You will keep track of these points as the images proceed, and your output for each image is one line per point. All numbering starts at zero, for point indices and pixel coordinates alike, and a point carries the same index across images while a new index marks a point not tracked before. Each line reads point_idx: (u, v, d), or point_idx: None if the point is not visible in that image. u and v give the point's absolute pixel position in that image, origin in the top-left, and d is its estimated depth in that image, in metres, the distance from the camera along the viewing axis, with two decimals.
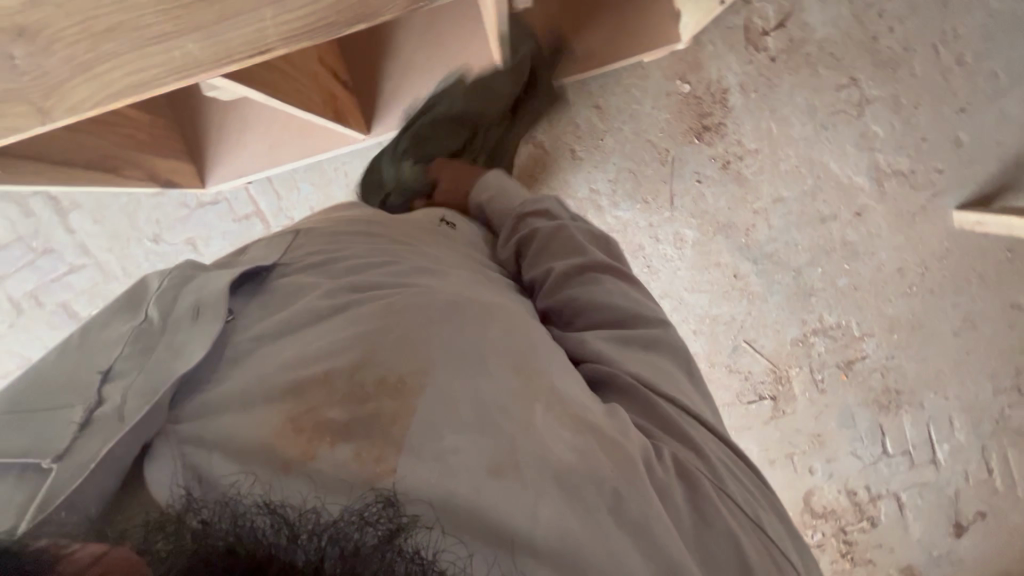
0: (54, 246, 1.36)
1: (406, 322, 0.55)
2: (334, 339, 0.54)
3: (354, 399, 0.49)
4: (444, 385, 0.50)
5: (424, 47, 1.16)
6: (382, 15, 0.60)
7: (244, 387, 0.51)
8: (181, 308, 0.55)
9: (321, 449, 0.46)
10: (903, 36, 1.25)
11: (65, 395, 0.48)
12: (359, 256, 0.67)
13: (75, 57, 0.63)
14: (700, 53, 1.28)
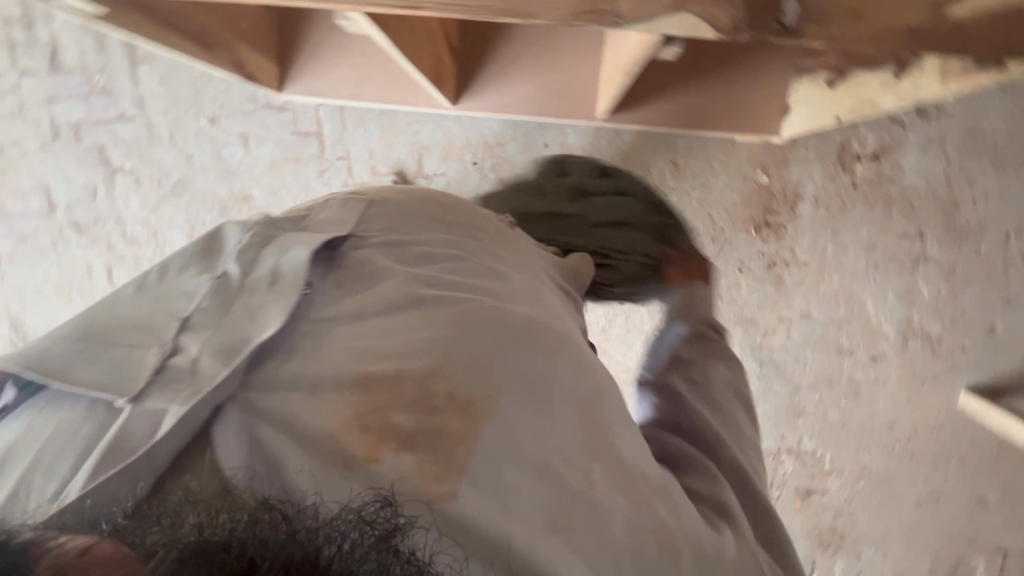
0: (113, 88, 1.35)
1: (480, 341, 0.55)
2: (408, 338, 0.54)
3: (421, 408, 0.49)
4: (513, 421, 0.51)
5: (541, 44, 1.14)
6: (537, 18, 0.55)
7: (317, 372, 0.50)
8: (259, 273, 0.56)
9: (384, 453, 0.46)
10: (984, 214, 1.25)
11: (141, 338, 0.51)
12: (433, 244, 0.65)
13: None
14: (791, 152, 1.27)
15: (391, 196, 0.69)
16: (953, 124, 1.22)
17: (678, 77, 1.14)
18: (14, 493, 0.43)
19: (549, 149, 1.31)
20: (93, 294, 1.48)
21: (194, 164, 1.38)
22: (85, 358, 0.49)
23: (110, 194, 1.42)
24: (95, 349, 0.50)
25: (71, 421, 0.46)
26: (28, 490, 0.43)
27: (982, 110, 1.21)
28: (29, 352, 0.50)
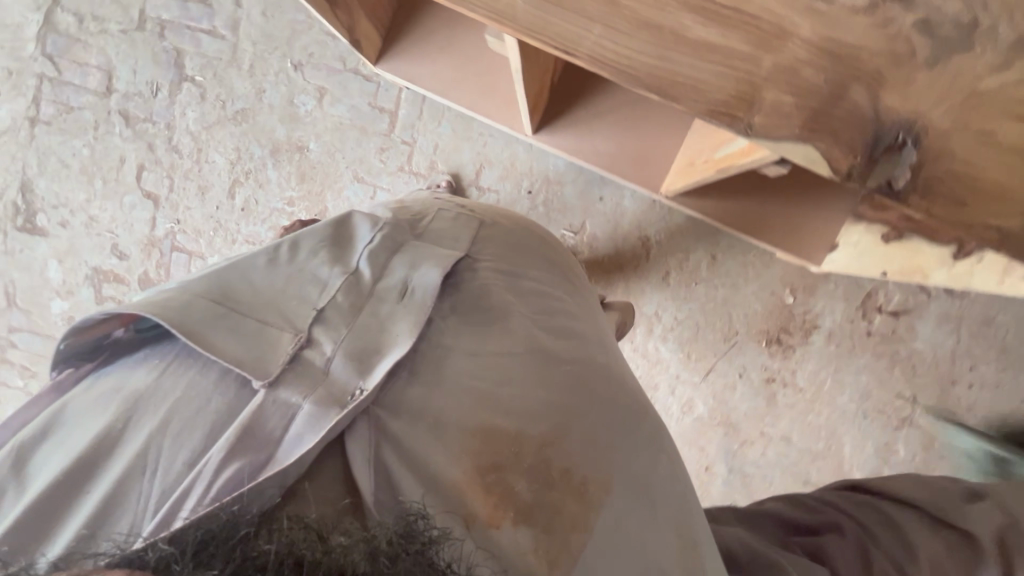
0: (213, 3, 1.36)
1: (595, 423, 0.61)
2: (530, 392, 0.60)
3: (541, 481, 0.56)
4: (616, 519, 0.56)
5: (634, 110, 1.17)
6: (680, 105, 0.57)
7: (443, 408, 0.57)
8: (391, 282, 0.64)
9: (503, 523, 0.53)
10: (976, 400, 1.31)
11: (278, 315, 0.59)
12: (540, 293, 0.72)
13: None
14: (821, 283, 1.33)
15: (499, 228, 0.78)
16: (972, 310, 1.29)
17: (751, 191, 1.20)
18: (145, 451, 0.50)
19: (603, 203, 1.35)
20: (116, 185, 1.46)
21: (263, 100, 1.38)
22: (223, 323, 0.56)
23: (170, 99, 1.41)
24: (236, 318, 0.57)
25: (206, 383, 0.54)
26: (159, 455, 0.50)
27: (1001, 305, 1.27)
28: (167, 304, 0.56)
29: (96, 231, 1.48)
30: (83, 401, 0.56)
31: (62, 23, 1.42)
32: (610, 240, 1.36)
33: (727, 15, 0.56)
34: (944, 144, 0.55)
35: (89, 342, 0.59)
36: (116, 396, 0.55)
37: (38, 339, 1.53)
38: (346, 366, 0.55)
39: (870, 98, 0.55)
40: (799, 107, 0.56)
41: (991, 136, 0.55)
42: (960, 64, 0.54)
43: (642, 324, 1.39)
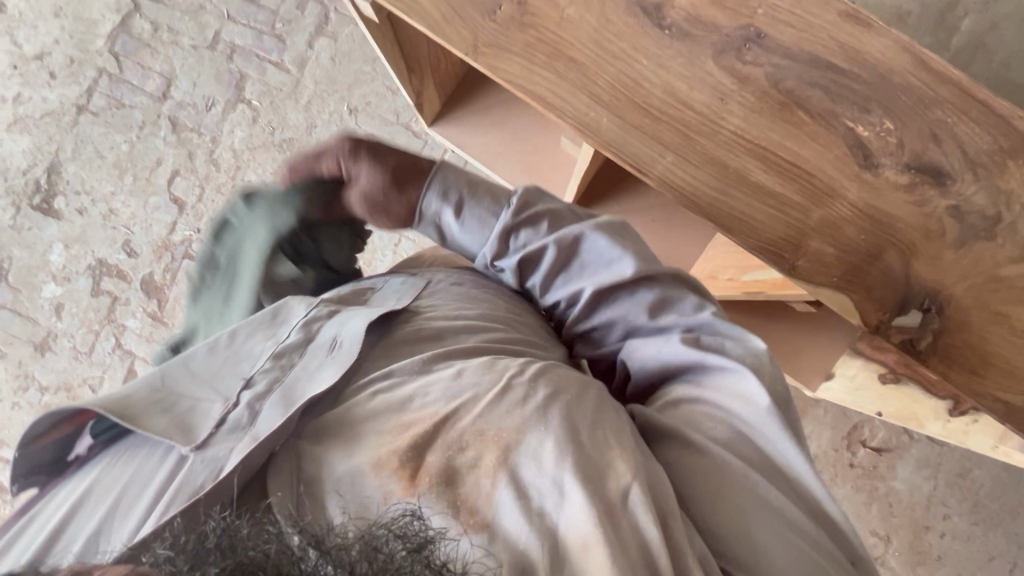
0: (287, 40, 1.44)
1: (512, 390, 0.49)
2: (443, 379, 0.50)
3: (452, 445, 0.46)
4: (528, 462, 0.45)
5: (660, 215, 1.25)
6: (731, 235, 0.64)
7: (347, 419, 0.50)
8: (323, 338, 0.57)
9: (420, 485, 0.44)
10: (948, 551, 1.32)
11: (210, 393, 0.53)
12: (497, 314, 0.63)
13: (513, 29, 0.66)
14: (809, 407, 1.37)
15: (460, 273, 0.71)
16: (950, 459, 1.33)
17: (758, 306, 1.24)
18: (97, 533, 0.47)
19: None
20: (146, 185, 1.47)
21: (312, 133, 1.44)
22: (156, 407, 0.52)
23: (222, 115, 1.46)
24: (167, 400, 0.53)
25: (156, 462, 0.49)
26: (109, 536, 0.47)
27: (978, 460, 1.32)
28: (103, 398, 0.52)
29: (112, 224, 1.47)
30: (42, 514, 0.51)
31: (137, 28, 1.49)
32: None
33: (784, 164, 0.63)
34: (962, 315, 0.61)
35: (50, 453, 0.55)
36: (68, 498, 0.50)
37: (18, 320, 1.47)
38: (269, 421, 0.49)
39: (901, 263, 0.61)
40: (840, 256, 0.62)
41: (999, 316, 0.61)
42: (982, 249, 0.61)
43: None
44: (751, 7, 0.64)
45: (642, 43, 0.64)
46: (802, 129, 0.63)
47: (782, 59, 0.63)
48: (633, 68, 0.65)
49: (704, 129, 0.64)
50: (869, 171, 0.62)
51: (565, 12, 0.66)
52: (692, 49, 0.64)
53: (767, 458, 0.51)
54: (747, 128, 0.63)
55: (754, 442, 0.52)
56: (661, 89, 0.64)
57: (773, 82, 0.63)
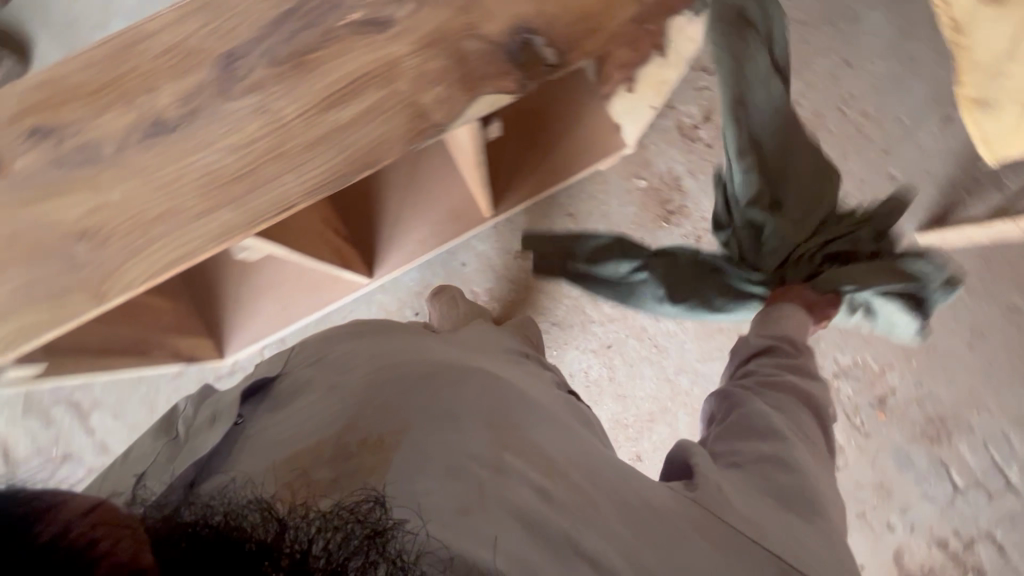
0: (73, 450, 1.35)
1: (382, 395, 0.62)
2: (321, 416, 0.61)
3: (340, 458, 0.55)
4: (417, 439, 0.57)
5: (411, 196, 1.29)
6: (387, 159, 0.66)
7: (249, 466, 0.57)
8: (201, 419, 0.70)
9: (318, 496, 0.51)
10: (811, 107, 1.48)
11: (120, 489, 0.63)
12: (351, 348, 0.75)
13: (103, 250, 0.64)
14: (646, 153, 1.46)
15: (313, 339, 0.82)
16: None
17: (529, 147, 1.32)
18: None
19: (469, 265, 1.44)
20: None
21: None
22: None
23: None
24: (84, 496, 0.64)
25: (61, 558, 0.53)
26: None
27: None
28: None
29: None
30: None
31: None
32: (500, 280, 1.44)
33: (358, 80, 0.66)
34: (545, 14, 0.67)
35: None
36: None
37: None
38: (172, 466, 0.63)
39: (477, 38, 0.67)
40: (448, 86, 0.66)
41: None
42: None
43: (586, 302, 1.44)
44: (205, 48, 0.67)
45: (177, 150, 0.65)
46: (327, 60, 0.67)
47: (262, 44, 0.67)
48: (194, 167, 0.65)
49: (280, 136, 0.65)
50: (391, 27, 0.67)
51: (115, 198, 0.64)
52: (210, 111, 0.65)
53: (791, 499, 0.65)
54: (301, 101, 0.66)
55: (781, 472, 0.68)
56: (230, 155, 0.65)
57: (277, 60, 0.66)
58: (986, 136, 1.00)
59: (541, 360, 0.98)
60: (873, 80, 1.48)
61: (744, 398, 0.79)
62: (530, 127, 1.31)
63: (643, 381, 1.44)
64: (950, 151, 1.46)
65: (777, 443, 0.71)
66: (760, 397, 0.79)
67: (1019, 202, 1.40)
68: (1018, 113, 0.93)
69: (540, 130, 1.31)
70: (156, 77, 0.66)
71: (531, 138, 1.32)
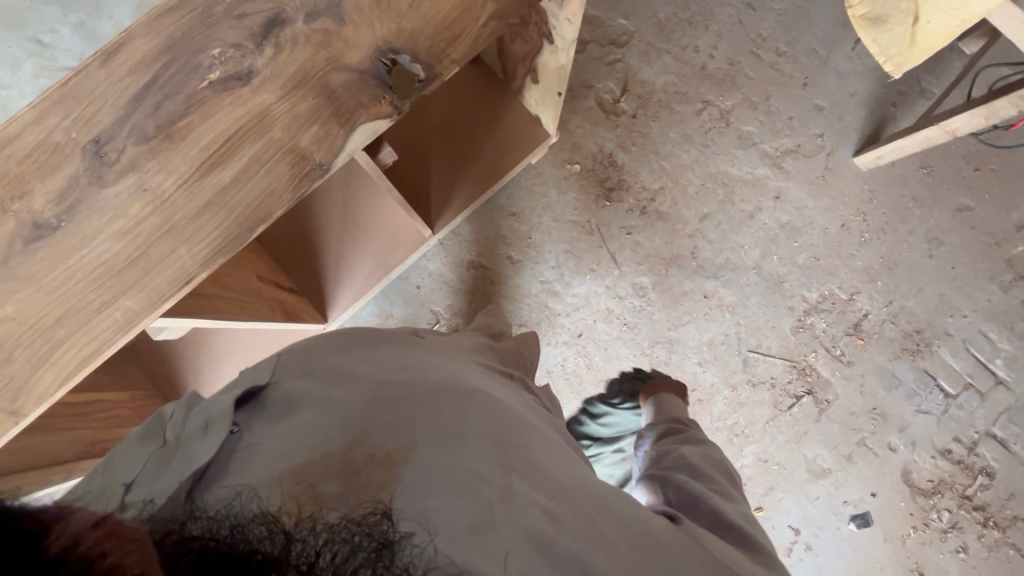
0: None
1: (388, 410, 0.56)
2: (324, 429, 0.54)
3: (348, 473, 0.50)
4: (427, 457, 0.52)
5: (347, 232, 1.27)
6: (278, 211, 0.65)
7: (250, 477, 0.50)
8: (190, 429, 0.57)
9: (323, 509, 0.46)
10: (725, 56, 1.48)
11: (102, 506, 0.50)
12: (346, 357, 0.66)
13: (8, 366, 0.62)
14: (574, 137, 1.46)
15: (297, 348, 0.69)
16: (647, 33, 1.48)
17: (455, 158, 1.30)
18: None
19: (424, 286, 1.43)
20: None
21: None
22: None
23: None
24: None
25: None
26: None
27: (652, 10, 1.48)
28: None
29: None
30: None
31: None
32: (458, 293, 1.43)
33: (235, 135, 0.65)
34: (406, 33, 0.67)
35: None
36: None
37: None
38: (166, 484, 0.50)
39: (341, 69, 0.66)
40: (323, 123, 0.65)
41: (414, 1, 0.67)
42: None
43: (547, 296, 1.43)
44: (71, 138, 0.65)
45: (65, 248, 0.63)
46: (198, 123, 0.65)
47: (127, 123, 0.65)
48: (85, 261, 0.63)
49: (166, 211, 0.64)
50: (254, 77, 0.66)
51: (9, 312, 0.62)
52: (89, 202, 0.64)
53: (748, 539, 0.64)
54: (178, 171, 0.64)
55: (737, 519, 0.67)
56: (119, 242, 0.63)
57: (146, 135, 0.65)
58: (883, 51, 0.99)
59: (527, 383, 0.86)
60: (778, 16, 1.48)
61: (667, 475, 0.78)
62: (449, 138, 1.31)
63: (621, 361, 1.43)
64: (867, 70, 1.47)
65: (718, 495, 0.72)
66: (682, 465, 0.80)
67: (943, 104, 1.42)
68: (903, 19, 0.94)
69: (460, 139, 1.31)
70: (27, 179, 0.64)
71: (454, 150, 1.31)
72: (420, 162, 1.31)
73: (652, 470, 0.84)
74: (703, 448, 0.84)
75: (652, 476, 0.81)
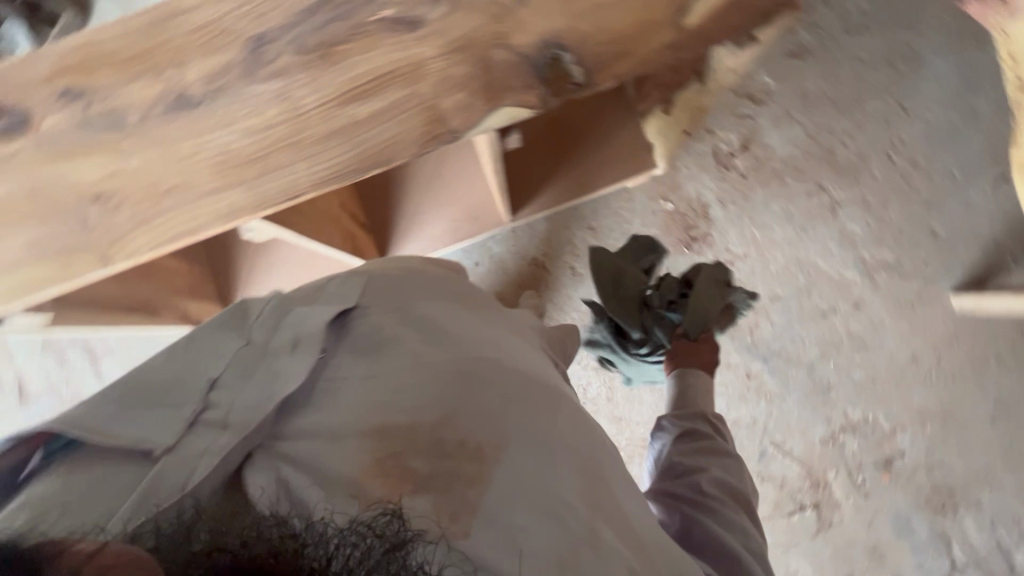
0: (83, 391, 1.39)
1: (482, 394, 0.58)
2: (415, 393, 0.56)
3: (435, 453, 0.53)
4: (516, 467, 0.53)
5: (431, 192, 1.28)
6: (397, 160, 0.66)
7: (335, 422, 0.54)
8: (281, 339, 0.60)
9: (403, 495, 0.50)
10: (858, 149, 1.41)
11: (191, 398, 0.55)
12: (437, 311, 0.67)
13: (113, 216, 0.65)
14: (677, 175, 1.43)
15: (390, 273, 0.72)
16: (787, 99, 1.42)
17: (555, 156, 1.30)
18: None
19: (481, 266, 1.45)
20: None
21: None
22: (123, 414, 0.53)
23: None
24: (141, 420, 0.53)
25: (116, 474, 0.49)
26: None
27: (802, 77, 1.42)
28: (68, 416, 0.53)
29: None
30: None
31: None
32: (511, 283, 1.44)
33: (384, 76, 0.66)
34: (577, 34, 0.66)
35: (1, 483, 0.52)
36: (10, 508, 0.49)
37: None
38: (256, 394, 0.55)
39: (505, 48, 0.66)
40: (470, 94, 0.65)
41: (597, 6, 0.66)
42: None
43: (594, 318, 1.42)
44: (237, 28, 0.67)
45: (198, 127, 0.66)
46: (355, 53, 0.66)
47: (291, 31, 0.66)
48: (211, 145, 0.65)
49: (299, 124, 0.65)
50: (420, 27, 0.66)
51: (131, 167, 0.65)
52: (234, 93, 0.66)
53: None
54: (323, 92, 0.66)
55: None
56: (247, 137, 0.65)
57: (305, 48, 0.66)
58: None
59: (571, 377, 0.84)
60: (929, 126, 1.39)
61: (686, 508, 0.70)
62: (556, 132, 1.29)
63: (641, 407, 1.41)
64: (1001, 212, 1.37)
65: (745, 543, 0.67)
66: (704, 496, 0.70)
67: None
68: None
69: (567, 139, 1.29)
70: (187, 53, 0.66)
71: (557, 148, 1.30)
72: (521, 153, 1.32)
73: (666, 485, 0.74)
74: (720, 472, 0.73)
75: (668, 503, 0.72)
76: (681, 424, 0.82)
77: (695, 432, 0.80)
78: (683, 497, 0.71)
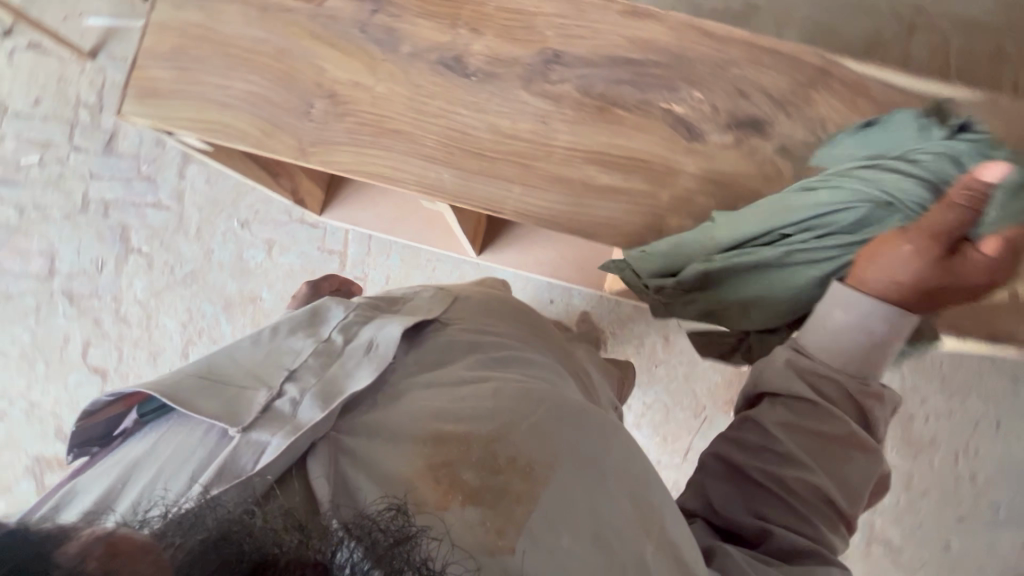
0: (158, 178, 1.40)
1: (539, 413, 0.49)
2: (481, 400, 0.49)
3: (486, 467, 0.45)
4: (569, 489, 0.45)
5: None
6: (599, 241, 0.65)
7: (394, 420, 0.47)
8: (360, 339, 0.52)
9: (453, 504, 0.43)
10: None
11: (264, 384, 0.47)
12: (512, 341, 0.62)
13: (334, 121, 0.65)
14: None
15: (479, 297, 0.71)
16: None
17: None
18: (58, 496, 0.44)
19: (554, 305, 1.33)
20: (60, 367, 1.37)
21: (212, 260, 1.37)
22: (200, 389, 0.46)
23: (116, 272, 1.39)
24: (210, 399, 0.45)
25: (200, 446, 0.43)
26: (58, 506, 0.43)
27: None
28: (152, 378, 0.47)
29: (37, 418, 1.35)
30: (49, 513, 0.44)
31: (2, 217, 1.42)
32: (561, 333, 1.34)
33: (636, 161, 0.65)
34: None
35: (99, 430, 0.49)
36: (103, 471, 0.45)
37: None
38: (335, 384, 0.48)
39: None
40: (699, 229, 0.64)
41: None
42: None
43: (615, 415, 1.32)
44: (543, 34, 0.66)
45: (452, 96, 0.65)
46: (626, 124, 0.65)
47: (585, 68, 0.65)
48: (453, 119, 0.65)
49: (537, 153, 0.65)
50: (697, 141, 0.65)
51: (376, 90, 0.65)
52: (503, 87, 0.65)
53: None
54: (576, 139, 0.65)
55: None
56: (488, 132, 0.65)
57: (587, 91, 0.65)
58: None
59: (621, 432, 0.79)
60: None
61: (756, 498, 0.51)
62: None
63: None
64: None
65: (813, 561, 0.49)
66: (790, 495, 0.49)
67: None
68: None
69: None
70: (487, 25, 0.66)
71: None
72: None
73: (743, 453, 0.52)
74: (820, 478, 0.49)
75: (728, 473, 0.53)
76: (802, 390, 0.52)
77: (822, 405, 0.51)
78: (759, 480, 0.51)
